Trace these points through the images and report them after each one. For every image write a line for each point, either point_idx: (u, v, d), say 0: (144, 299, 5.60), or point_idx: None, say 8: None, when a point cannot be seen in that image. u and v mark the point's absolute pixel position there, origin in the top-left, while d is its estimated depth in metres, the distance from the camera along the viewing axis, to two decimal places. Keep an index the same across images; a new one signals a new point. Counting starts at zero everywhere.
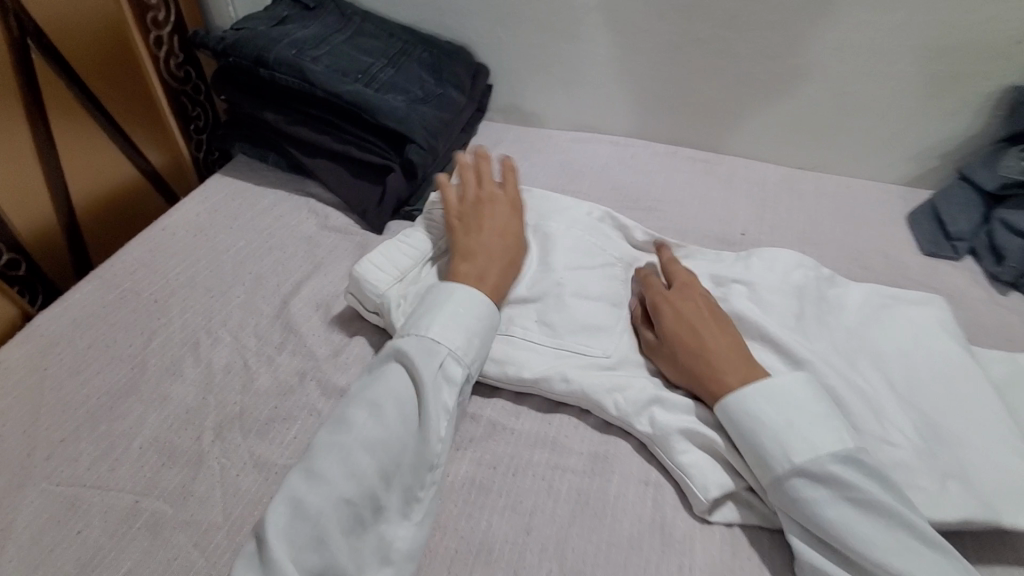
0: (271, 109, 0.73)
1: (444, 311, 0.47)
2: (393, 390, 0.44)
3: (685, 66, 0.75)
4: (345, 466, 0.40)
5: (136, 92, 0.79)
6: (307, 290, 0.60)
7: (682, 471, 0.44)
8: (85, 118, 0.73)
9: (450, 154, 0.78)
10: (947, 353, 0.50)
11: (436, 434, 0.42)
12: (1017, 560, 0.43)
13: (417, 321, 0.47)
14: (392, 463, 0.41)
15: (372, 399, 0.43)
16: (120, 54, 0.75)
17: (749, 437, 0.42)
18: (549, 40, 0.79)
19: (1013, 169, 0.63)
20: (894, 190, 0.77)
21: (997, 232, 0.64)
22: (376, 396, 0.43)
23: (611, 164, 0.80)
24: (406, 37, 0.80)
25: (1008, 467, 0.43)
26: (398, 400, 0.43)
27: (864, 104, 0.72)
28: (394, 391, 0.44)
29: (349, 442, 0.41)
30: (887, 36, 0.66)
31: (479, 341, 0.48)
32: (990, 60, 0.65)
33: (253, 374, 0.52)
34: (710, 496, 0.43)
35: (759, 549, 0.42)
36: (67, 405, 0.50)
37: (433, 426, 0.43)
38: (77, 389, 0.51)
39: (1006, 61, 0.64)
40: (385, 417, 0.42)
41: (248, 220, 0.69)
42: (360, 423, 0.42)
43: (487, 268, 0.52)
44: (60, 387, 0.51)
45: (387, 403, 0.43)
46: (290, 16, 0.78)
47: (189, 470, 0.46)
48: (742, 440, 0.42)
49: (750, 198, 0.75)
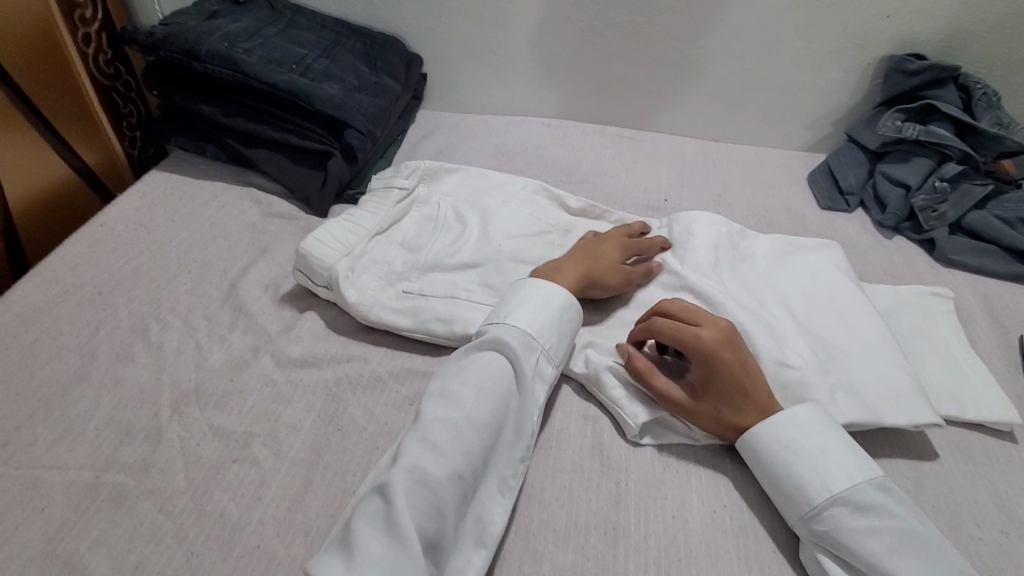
0: (206, 102, 0.74)
1: (545, 306, 0.51)
2: (498, 374, 0.46)
3: (605, 49, 0.82)
4: (460, 444, 0.41)
5: (65, 90, 0.77)
6: (257, 273, 0.62)
7: (615, 403, 0.49)
8: (14, 119, 0.72)
9: (389, 139, 0.82)
10: (839, 288, 0.57)
11: (530, 420, 0.46)
12: (902, 451, 0.50)
13: (514, 314, 0.50)
14: (493, 444, 0.44)
15: (486, 382, 0.45)
16: (48, 52, 0.74)
17: (775, 452, 0.44)
18: (477, 29, 0.84)
19: (889, 129, 0.74)
20: (796, 156, 0.86)
21: (880, 183, 0.75)
22: (484, 380, 0.45)
23: (543, 143, 0.85)
24: (339, 29, 0.83)
25: (889, 378, 0.50)
26: (500, 384, 0.45)
27: (765, 78, 0.81)
28: (497, 376, 0.46)
29: (468, 420, 0.43)
30: (779, 17, 0.75)
31: (567, 343, 0.51)
32: (864, 34, 0.75)
33: (206, 353, 0.54)
34: (638, 421, 0.48)
35: (685, 463, 0.48)
36: (17, 396, 0.50)
37: (527, 412, 0.46)
38: (25, 381, 0.51)
39: (877, 35, 0.74)
40: (493, 400, 0.44)
41: (190, 212, 0.70)
42: (478, 405, 0.44)
43: (565, 268, 0.55)
44: (6, 380, 0.51)
45: (489, 387, 0.45)
46: (219, 11, 0.79)
47: (148, 444, 0.47)
48: (770, 456, 0.44)
49: (671, 168, 0.82)
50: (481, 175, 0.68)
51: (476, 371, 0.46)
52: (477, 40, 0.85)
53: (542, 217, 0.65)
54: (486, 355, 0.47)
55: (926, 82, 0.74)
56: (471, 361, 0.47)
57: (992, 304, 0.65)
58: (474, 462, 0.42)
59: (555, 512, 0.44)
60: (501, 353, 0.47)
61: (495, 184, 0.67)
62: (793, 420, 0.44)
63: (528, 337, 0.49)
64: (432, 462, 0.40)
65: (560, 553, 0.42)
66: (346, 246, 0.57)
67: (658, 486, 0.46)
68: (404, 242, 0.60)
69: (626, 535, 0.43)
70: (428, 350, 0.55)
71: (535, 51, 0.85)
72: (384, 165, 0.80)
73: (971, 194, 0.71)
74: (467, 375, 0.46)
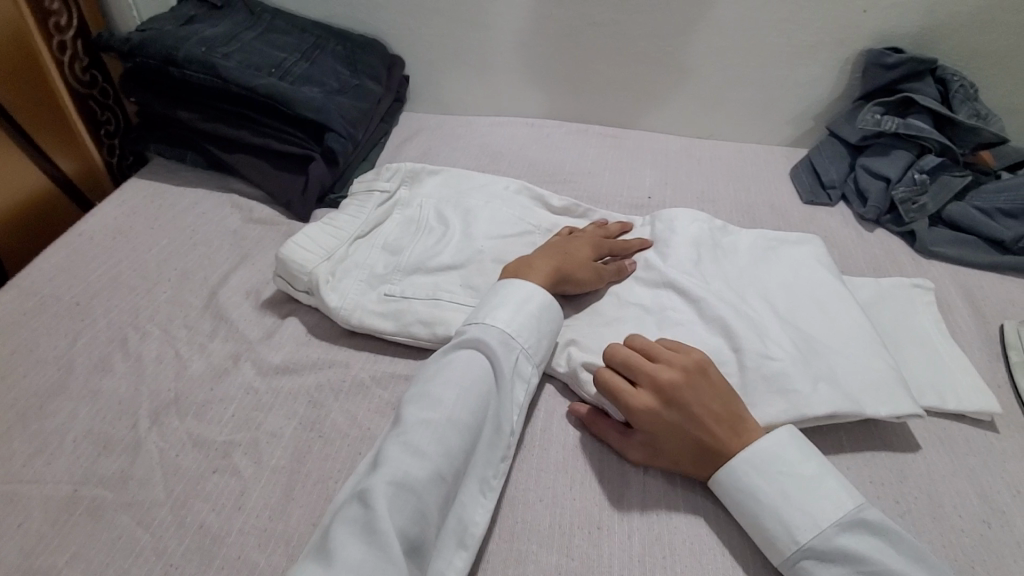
0: (185, 108, 0.73)
1: (523, 306, 0.50)
2: (478, 375, 0.45)
3: (585, 48, 0.82)
4: (440, 446, 0.41)
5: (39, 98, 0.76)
6: (237, 280, 0.61)
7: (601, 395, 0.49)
8: None
9: (371, 143, 0.82)
10: (820, 281, 0.58)
11: (509, 419, 0.46)
12: (883, 442, 0.50)
13: (492, 313, 0.50)
14: (474, 444, 0.43)
15: (467, 383, 0.45)
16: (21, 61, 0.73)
17: (744, 503, 0.43)
18: (458, 29, 0.84)
19: (868, 123, 0.74)
20: (779, 151, 0.86)
21: (861, 177, 0.75)
22: (463, 381, 0.45)
23: (527, 143, 0.85)
24: (319, 32, 0.83)
25: (871, 369, 0.50)
26: (481, 385, 0.45)
27: (746, 74, 0.81)
28: (477, 377, 0.45)
29: (449, 421, 0.42)
30: (758, 13, 0.75)
31: (547, 342, 0.51)
32: (842, 29, 0.75)
33: (186, 362, 0.53)
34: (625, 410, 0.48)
35: None
36: None
37: (506, 410, 0.46)
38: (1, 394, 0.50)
39: (855, 30, 0.75)
40: (473, 400, 0.44)
41: (170, 219, 0.69)
42: (458, 406, 0.43)
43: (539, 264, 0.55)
44: None
45: (469, 388, 0.44)
46: (197, 16, 0.78)
47: (127, 456, 0.46)
48: (737, 506, 0.43)
49: (655, 165, 0.82)
50: (460, 177, 0.68)
51: (453, 372, 0.45)
52: (459, 41, 0.86)
53: (525, 217, 0.65)
54: (465, 356, 0.47)
55: (905, 74, 0.74)
56: (449, 362, 0.46)
57: (972, 295, 0.66)
58: (456, 463, 0.41)
59: (538, 514, 0.44)
60: (479, 353, 0.47)
61: (478, 185, 0.67)
62: (757, 466, 0.43)
63: (508, 337, 0.49)
64: (413, 466, 0.39)
65: (544, 555, 0.42)
66: (326, 250, 0.57)
67: (641, 485, 0.46)
68: (386, 245, 0.60)
69: (610, 534, 0.43)
70: (411, 353, 0.55)
71: (516, 51, 0.85)
72: (366, 167, 0.79)
73: (951, 185, 0.72)
74: (444, 376, 0.45)
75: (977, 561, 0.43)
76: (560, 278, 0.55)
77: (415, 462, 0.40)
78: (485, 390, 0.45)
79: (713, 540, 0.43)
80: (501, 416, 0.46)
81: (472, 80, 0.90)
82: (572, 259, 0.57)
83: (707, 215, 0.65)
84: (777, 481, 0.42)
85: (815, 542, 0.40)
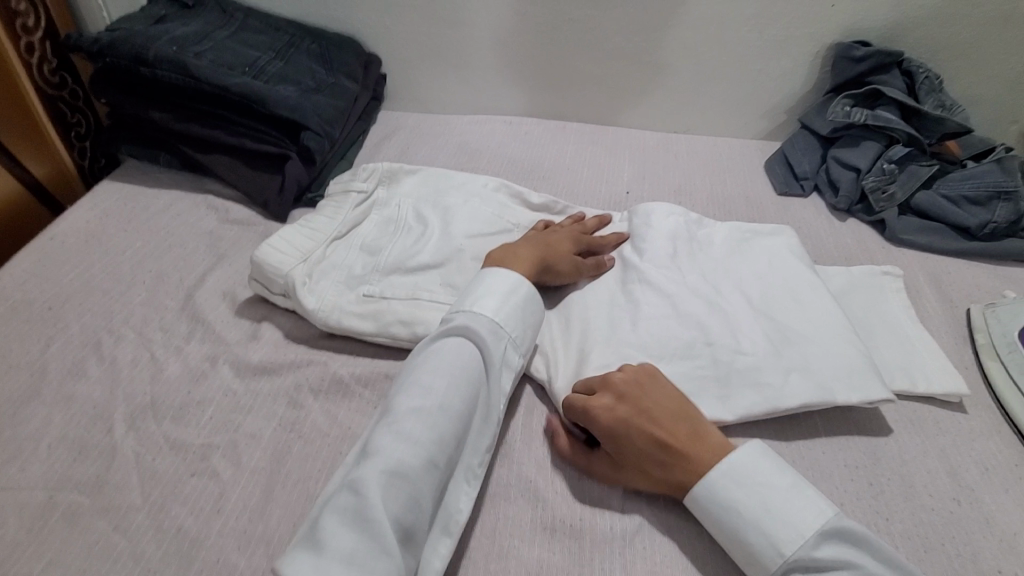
0: (157, 108, 0.72)
1: (509, 297, 0.50)
2: (467, 363, 0.45)
3: (562, 45, 0.83)
4: (432, 433, 0.40)
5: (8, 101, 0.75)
6: (213, 282, 0.61)
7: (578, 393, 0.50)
8: None
9: (348, 142, 0.81)
10: (794, 271, 0.59)
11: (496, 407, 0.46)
12: (855, 427, 0.51)
13: (479, 303, 0.50)
14: (463, 431, 0.43)
15: (456, 372, 0.44)
16: None
17: (724, 520, 0.41)
18: (434, 26, 0.84)
19: (839, 114, 0.75)
20: (753, 144, 0.88)
21: (833, 168, 0.76)
22: (453, 369, 0.44)
23: (505, 140, 0.86)
24: (293, 31, 0.82)
25: (842, 356, 0.51)
26: (470, 373, 0.45)
27: (720, 69, 0.82)
28: (467, 365, 0.45)
29: (440, 410, 0.42)
30: (731, 9, 0.76)
31: (532, 332, 0.51)
32: (813, 24, 0.76)
33: (162, 365, 0.52)
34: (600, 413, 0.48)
35: None
36: None
37: (493, 398, 0.46)
38: None
39: (825, 24, 0.76)
40: (463, 389, 0.44)
41: (144, 221, 0.68)
42: (447, 395, 0.43)
43: (521, 253, 0.56)
44: None
45: (458, 376, 0.44)
46: (168, 15, 0.77)
47: (102, 461, 0.46)
48: (716, 521, 0.41)
49: (633, 160, 0.83)
50: (438, 176, 0.67)
51: (442, 360, 0.45)
52: (435, 38, 0.85)
53: (504, 216, 0.65)
54: (452, 344, 0.46)
55: (873, 66, 0.75)
56: (437, 351, 0.46)
57: (941, 280, 0.67)
58: (447, 451, 0.41)
59: (519, 508, 0.45)
60: (467, 341, 0.47)
61: (456, 184, 0.67)
62: (732, 478, 0.41)
63: (495, 326, 0.49)
64: (403, 454, 0.39)
65: (526, 547, 0.42)
66: (303, 253, 0.56)
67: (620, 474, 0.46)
68: (364, 245, 0.60)
69: (591, 526, 0.44)
70: (392, 352, 0.55)
71: (492, 48, 0.85)
72: (344, 166, 0.79)
73: (918, 174, 0.72)
74: (433, 365, 0.44)
75: (946, 538, 0.44)
76: (540, 266, 0.55)
77: (407, 449, 0.39)
78: (475, 378, 0.45)
79: (691, 528, 0.44)
80: (488, 403, 0.46)
81: (449, 77, 0.90)
82: (552, 249, 0.57)
83: (683, 208, 0.66)
84: (752, 491, 0.41)
85: (801, 554, 0.38)
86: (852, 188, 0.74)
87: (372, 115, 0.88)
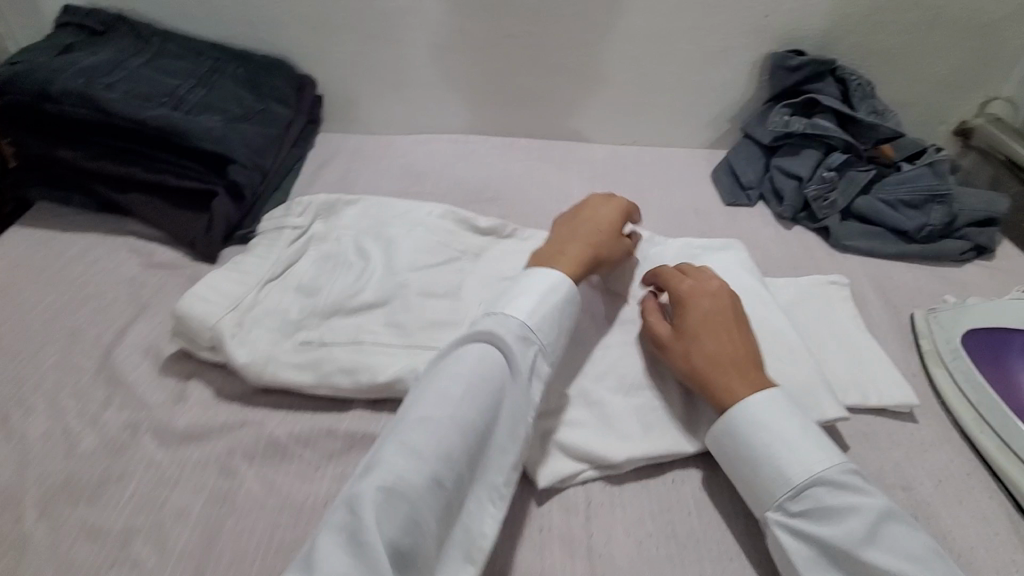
0: (65, 145, 0.66)
1: (537, 300, 0.52)
2: (488, 371, 0.46)
3: (501, 60, 0.85)
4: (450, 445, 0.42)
5: None
6: (134, 334, 0.58)
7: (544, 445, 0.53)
8: None
9: (281, 170, 0.77)
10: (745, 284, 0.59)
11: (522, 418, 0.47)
12: None
13: (509, 308, 0.51)
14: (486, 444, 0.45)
15: (478, 380, 0.45)
16: None
17: (751, 441, 0.48)
18: (366, 44, 0.83)
19: (777, 124, 0.83)
20: (701, 152, 0.95)
21: (777, 177, 0.83)
22: (474, 378, 0.45)
23: (451, 161, 0.87)
24: (218, 55, 0.78)
25: (795, 370, 0.53)
26: (493, 383, 0.46)
27: (661, 78, 0.88)
28: (488, 375, 0.46)
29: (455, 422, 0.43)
30: (671, 15, 0.82)
31: (563, 336, 0.53)
32: (744, 38, 0.84)
33: (76, 439, 0.50)
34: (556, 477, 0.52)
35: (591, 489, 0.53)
36: None
37: (518, 413, 0.47)
38: None
39: (755, 40, 0.85)
40: (485, 402, 0.44)
41: (56, 270, 0.63)
42: (466, 405, 0.44)
43: (569, 246, 0.58)
44: None
45: (478, 385, 0.45)
46: (76, 43, 0.72)
47: (11, 554, 0.44)
48: (746, 440, 0.48)
49: (582, 176, 0.87)
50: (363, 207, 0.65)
51: (460, 370, 0.46)
52: (379, 60, 0.85)
53: (454, 242, 0.65)
54: (476, 348, 0.48)
55: (811, 74, 0.84)
56: (456, 358, 0.47)
57: (880, 281, 0.76)
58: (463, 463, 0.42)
59: None
60: (489, 350, 0.47)
61: (400, 212, 0.67)
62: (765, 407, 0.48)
63: (519, 330, 0.50)
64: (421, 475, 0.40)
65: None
66: (230, 298, 0.56)
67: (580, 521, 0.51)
68: (299, 286, 0.59)
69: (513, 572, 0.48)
70: (330, 405, 0.55)
71: (440, 73, 0.87)
72: (281, 198, 0.74)
73: (856, 180, 0.81)
74: (454, 373, 0.46)
75: None
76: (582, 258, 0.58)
77: (422, 473, 0.40)
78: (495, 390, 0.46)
79: (645, 555, 0.49)
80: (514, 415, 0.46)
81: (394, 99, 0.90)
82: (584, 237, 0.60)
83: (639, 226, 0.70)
84: (773, 437, 0.47)
85: (827, 471, 0.45)
86: (795, 198, 0.81)
87: (311, 141, 0.86)
